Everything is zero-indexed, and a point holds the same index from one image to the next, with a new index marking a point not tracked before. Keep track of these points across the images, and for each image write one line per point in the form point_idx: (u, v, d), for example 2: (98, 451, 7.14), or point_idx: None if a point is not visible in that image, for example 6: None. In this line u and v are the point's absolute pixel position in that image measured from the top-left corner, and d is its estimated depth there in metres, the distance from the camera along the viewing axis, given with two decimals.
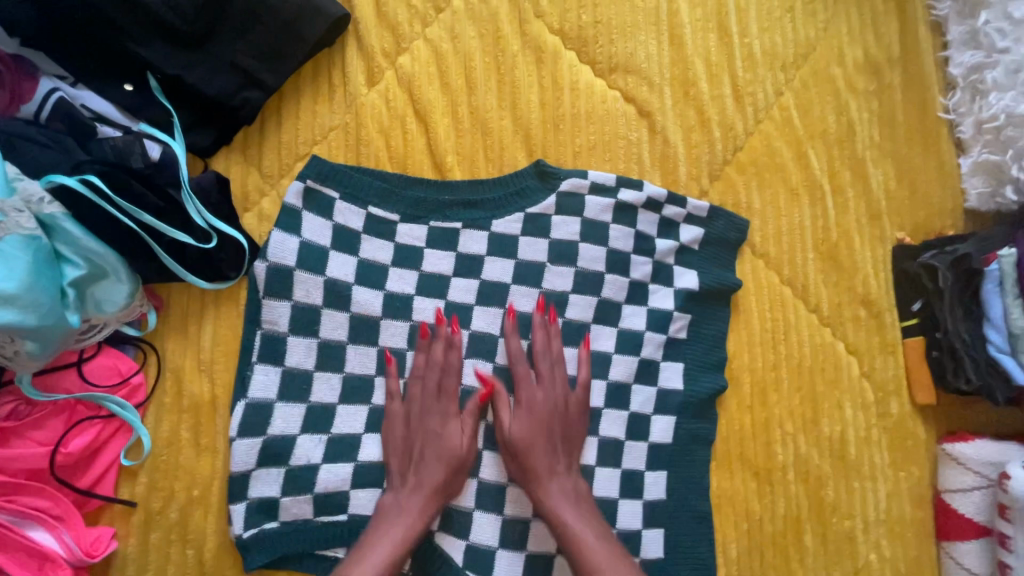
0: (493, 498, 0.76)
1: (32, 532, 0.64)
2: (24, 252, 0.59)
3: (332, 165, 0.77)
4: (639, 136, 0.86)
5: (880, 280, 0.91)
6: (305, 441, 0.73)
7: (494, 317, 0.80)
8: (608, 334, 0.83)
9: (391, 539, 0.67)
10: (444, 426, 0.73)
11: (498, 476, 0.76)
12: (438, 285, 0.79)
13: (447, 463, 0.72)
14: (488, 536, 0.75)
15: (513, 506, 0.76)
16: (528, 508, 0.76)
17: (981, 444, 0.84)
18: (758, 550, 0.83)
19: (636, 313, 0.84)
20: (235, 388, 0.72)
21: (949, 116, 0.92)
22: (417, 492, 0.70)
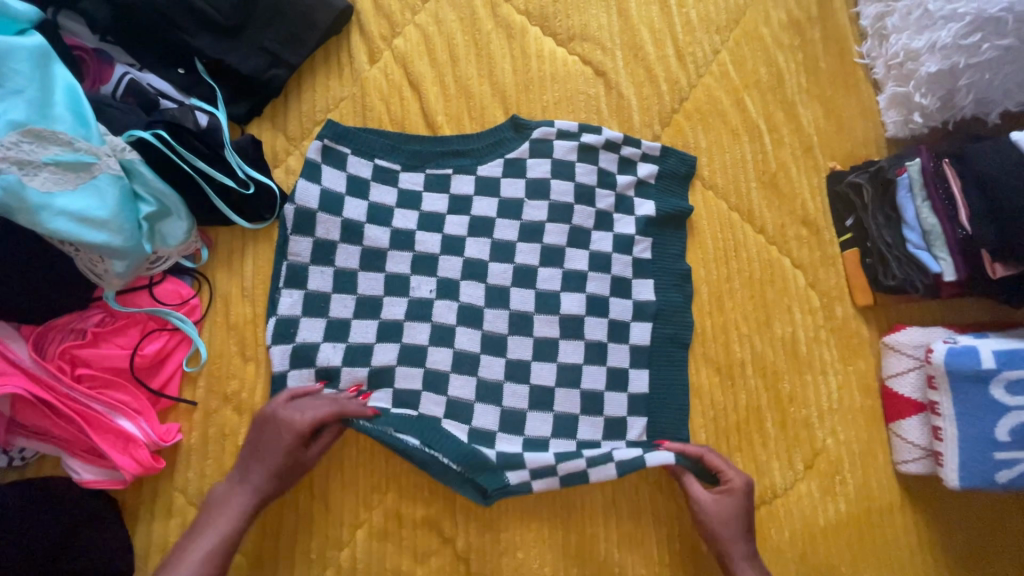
0: (492, 392, 0.90)
1: (119, 420, 0.79)
2: (113, 188, 0.76)
3: (343, 127, 0.94)
4: (597, 91, 1.02)
5: (817, 202, 1.05)
6: (326, 346, 0.88)
7: (483, 244, 0.94)
8: (582, 255, 0.96)
9: (229, 512, 0.77)
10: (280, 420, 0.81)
11: (496, 374, 0.91)
12: (434, 221, 0.94)
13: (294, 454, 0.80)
14: (490, 422, 0.89)
15: (509, 399, 0.91)
16: (523, 403, 0.91)
17: (911, 331, 0.96)
18: (723, 437, 0.96)
19: (604, 237, 0.97)
20: (267, 307, 0.88)
21: (864, 61, 1.08)
22: (260, 466, 0.79)
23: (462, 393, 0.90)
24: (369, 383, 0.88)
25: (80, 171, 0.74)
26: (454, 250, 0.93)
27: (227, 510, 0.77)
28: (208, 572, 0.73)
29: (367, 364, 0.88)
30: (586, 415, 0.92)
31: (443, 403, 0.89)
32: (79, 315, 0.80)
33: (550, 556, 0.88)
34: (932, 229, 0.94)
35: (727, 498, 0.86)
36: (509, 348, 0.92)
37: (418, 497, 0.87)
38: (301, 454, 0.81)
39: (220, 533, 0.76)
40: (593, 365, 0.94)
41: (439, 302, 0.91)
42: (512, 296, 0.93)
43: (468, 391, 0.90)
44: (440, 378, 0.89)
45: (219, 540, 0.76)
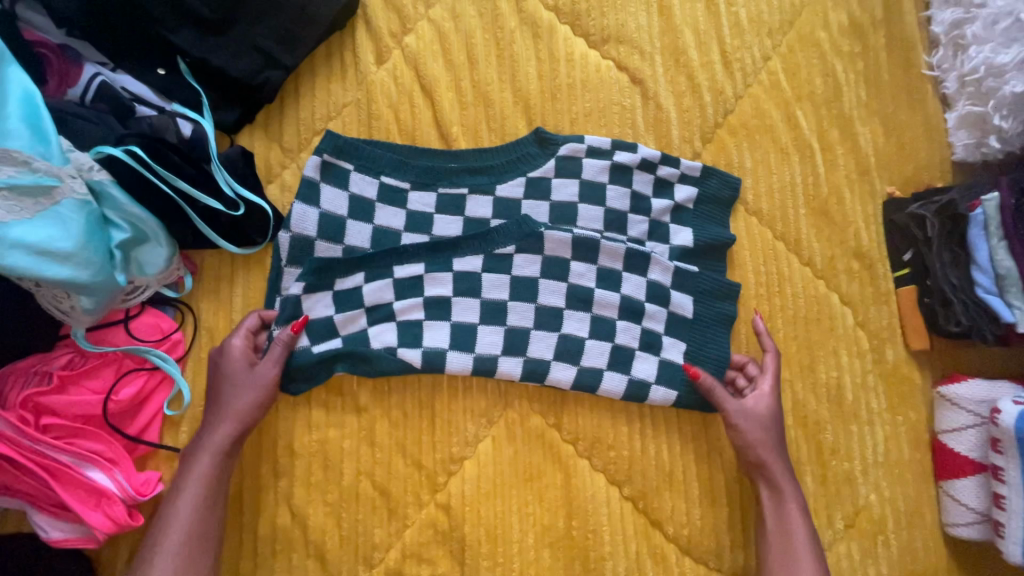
0: (518, 342, 0.82)
1: (89, 473, 0.69)
2: (78, 215, 0.66)
3: (344, 138, 0.82)
4: (633, 102, 0.91)
5: (872, 233, 0.94)
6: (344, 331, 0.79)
7: (500, 283, 0.82)
8: (611, 299, 0.84)
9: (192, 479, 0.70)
10: (221, 356, 0.75)
11: (526, 321, 0.82)
12: (441, 258, 0.81)
13: (254, 387, 0.74)
14: (512, 366, 0.81)
15: (537, 348, 0.82)
16: (548, 353, 0.82)
17: (973, 383, 0.87)
18: None
19: (636, 282, 0.85)
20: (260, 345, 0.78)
21: (933, 73, 0.96)
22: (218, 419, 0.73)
23: (489, 347, 0.81)
24: (397, 339, 0.80)
25: (39, 197, 0.63)
26: (470, 288, 0.81)
27: (188, 486, 0.70)
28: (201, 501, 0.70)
29: (394, 321, 0.80)
30: (612, 371, 0.83)
31: (471, 357, 0.80)
32: (44, 357, 0.71)
33: None
34: (1007, 274, 0.83)
35: (758, 402, 0.83)
36: (541, 291, 0.83)
37: (424, 555, 0.79)
38: (261, 383, 0.74)
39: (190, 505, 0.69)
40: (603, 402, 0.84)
41: (459, 300, 0.81)
42: (533, 340, 0.82)
43: (496, 343, 0.81)
44: (467, 333, 0.81)
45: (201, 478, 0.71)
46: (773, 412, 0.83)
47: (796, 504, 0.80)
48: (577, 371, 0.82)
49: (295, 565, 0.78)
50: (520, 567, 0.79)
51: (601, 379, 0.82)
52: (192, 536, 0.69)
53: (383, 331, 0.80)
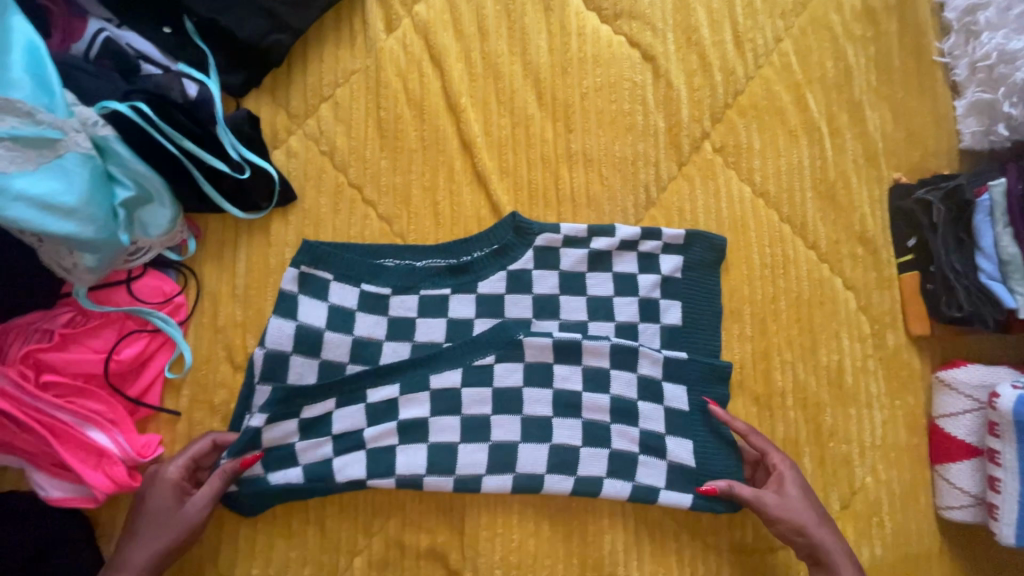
0: (505, 458, 0.78)
1: (90, 433, 0.70)
2: (83, 169, 0.64)
3: (323, 247, 0.79)
4: (644, 79, 0.90)
5: (876, 218, 0.94)
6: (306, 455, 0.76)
7: (482, 397, 0.79)
8: (600, 403, 0.81)
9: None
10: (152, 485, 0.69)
11: (511, 435, 0.79)
12: (418, 378, 0.78)
13: (177, 527, 0.68)
14: (510, 433, 0.79)
15: (527, 462, 0.78)
16: (547, 410, 0.80)
17: (971, 368, 0.88)
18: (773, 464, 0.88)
19: (627, 378, 0.82)
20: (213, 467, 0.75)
21: (944, 59, 0.96)
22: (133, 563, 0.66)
23: (471, 467, 0.77)
24: (366, 472, 0.75)
25: (43, 149, 0.62)
26: (448, 407, 0.78)
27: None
28: None
29: (363, 449, 0.76)
30: (619, 426, 0.81)
31: (451, 478, 0.77)
32: (45, 315, 0.71)
33: None
34: (1011, 260, 0.84)
35: (784, 489, 0.78)
36: (525, 402, 0.80)
37: (423, 525, 0.79)
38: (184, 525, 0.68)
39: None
40: (624, 427, 0.81)
41: (436, 421, 0.78)
42: (525, 399, 0.80)
43: (479, 462, 0.77)
44: (447, 454, 0.77)
45: None
46: (810, 498, 0.78)
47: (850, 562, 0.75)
48: (574, 481, 0.79)
49: (294, 530, 0.78)
50: (519, 540, 0.79)
51: (602, 487, 0.79)
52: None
53: (354, 460, 0.76)
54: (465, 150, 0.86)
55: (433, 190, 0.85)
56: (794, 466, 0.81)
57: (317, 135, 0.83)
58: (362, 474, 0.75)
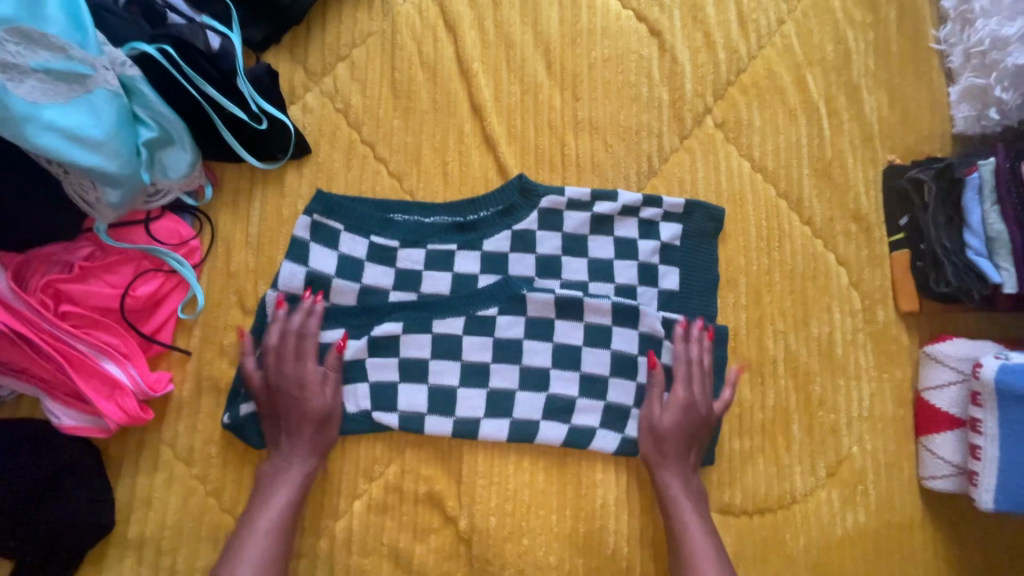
0: (503, 404, 0.82)
1: (104, 364, 0.72)
2: (111, 105, 0.67)
3: (335, 198, 0.82)
4: (650, 52, 0.94)
5: (870, 197, 0.97)
6: None
7: (482, 344, 0.82)
8: (601, 358, 0.84)
9: (279, 495, 0.73)
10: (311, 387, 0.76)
11: (509, 383, 0.82)
12: (420, 319, 0.82)
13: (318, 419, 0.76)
14: (508, 381, 0.82)
15: (523, 410, 0.82)
16: (547, 360, 0.83)
17: (957, 342, 0.91)
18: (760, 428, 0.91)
19: (628, 336, 0.85)
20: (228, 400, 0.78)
21: (940, 46, 0.99)
22: (290, 450, 0.75)
23: (469, 410, 0.81)
24: (372, 404, 0.80)
25: (74, 83, 0.65)
26: (449, 352, 0.82)
27: (266, 514, 0.72)
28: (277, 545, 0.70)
29: (368, 381, 0.80)
30: (619, 378, 0.84)
31: (451, 420, 0.81)
32: (66, 247, 0.74)
33: (556, 546, 0.81)
34: (998, 236, 0.87)
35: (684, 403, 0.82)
36: (525, 352, 0.83)
37: (421, 472, 0.81)
38: (333, 419, 0.78)
39: (261, 548, 0.70)
40: (621, 378, 0.85)
41: (436, 363, 0.81)
42: (525, 351, 0.83)
43: (478, 405, 0.81)
44: (447, 397, 0.81)
45: (277, 517, 0.72)
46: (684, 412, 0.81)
47: (679, 470, 0.80)
48: (568, 431, 0.82)
49: None
50: (514, 487, 0.82)
51: (593, 439, 0.83)
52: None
53: (360, 391, 0.80)
54: (475, 114, 0.89)
55: (443, 151, 0.88)
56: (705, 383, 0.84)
57: (332, 93, 0.86)
58: (369, 405, 0.80)
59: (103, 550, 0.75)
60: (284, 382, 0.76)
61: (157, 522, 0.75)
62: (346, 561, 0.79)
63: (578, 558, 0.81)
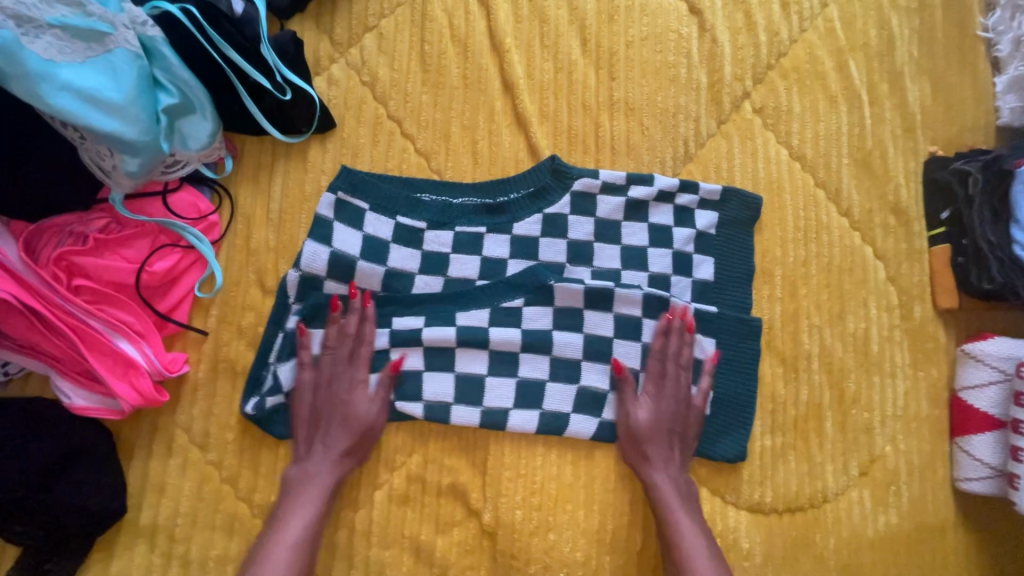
0: (532, 394, 0.79)
1: (118, 343, 0.68)
2: (131, 68, 0.63)
3: (360, 175, 0.79)
4: (689, 32, 0.90)
5: (910, 189, 0.94)
6: None
7: (510, 333, 0.79)
8: (633, 349, 0.81)
9: (311, 499, 0.70)
10: (355, 396, 0.74)
11: (539, 373, 0.79)
12: (441, 312, 0.78)
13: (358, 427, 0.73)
14: (537, 370, 0.79)
15: (553, 401, 0.79)
16: (577, 352, 0.80)
17: (998, 340, 0.88)
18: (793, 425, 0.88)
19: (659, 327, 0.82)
20: (246, 386, 0.74)
21: (987, 35, 0.96)
22: (325, 457, 0.72)
23: (497, 401, 0.78)
24: (395, 394, 0.77)
25: (92, 42, 0.62)
26: (477, 341, 0.78)
27: (298, 514, 0.69)
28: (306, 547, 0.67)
29: (390, 370, 0.77)
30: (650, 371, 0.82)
31: (478, 411, 0.78)
32: (80, 218, 0.70)
33: (582, 542, 0.78)
34: None
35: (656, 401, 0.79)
36: (555, 343, 0.80)
37: (445, 463, 0.78)
38: (375, 430, 0.74)
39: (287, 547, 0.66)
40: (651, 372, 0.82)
41: (464, 352, 0.78)
42: (555, 340, 0.80)
43: (506, 396, 0.78)
44: (474, 387, 0.78)
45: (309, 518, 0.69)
46: (659, 409, 0.78)
47: (664, 472, 0.77)
48: (598, 424, 0.80)
49: None
50: (541, 480, 0.79)
51: None
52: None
53: (381, 383, 0.77)
54: (506, 92, 0.85)
55: (473, 129, 0.84)
56: (684, 378, 0.80)
57: (359, 65, 0.82)
58: (392, 395, 0.77)
59: (113, 537, 0.71)
60: (333, 384, 0.74)
61: (170, 508, 0.72)
62: (366, 553, 0.76)
63: (605, 556, 0.78)
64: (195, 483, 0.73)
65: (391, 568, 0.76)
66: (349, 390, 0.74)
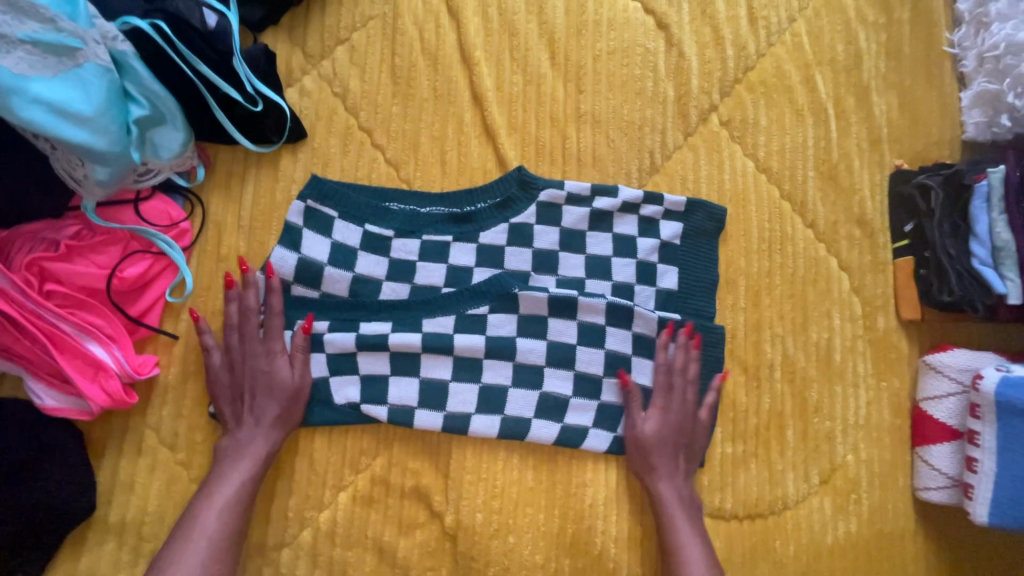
0: (495, 400, 0.81)
1: (89, 345, 0.71)
2: (101, 81, 0.66)
3: (330, 184, 0.81)
4: (657, 46, 0.92)
5: (875, 202, 0.96)
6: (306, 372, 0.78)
7: (475, 341, 0.81)
8: (594, 356, 0.83)
9: (239, 469, 0.73)
10: (274, 364, 0.76)
11: (502, 379, 0.81)
12: (408, 318, 0.80)
13: (283, 395, 0.76)
14: (501, 376, 0.81)
15: (515, 407, 0.81)
16: (540, 359, 0.82)
17: (957, 352, 0.89)
18: (755, 433, 0.90)
19: (621, 335, 0.84)
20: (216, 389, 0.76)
21: (954, 50, 0.97)
22: (252, 426, 0.74)
23: (461, 405, 0.80)
24: (361, 397, 0.79)
25: (62, 56, 0.64)
26: (441, 346, 0.80)
27: (228, 484, 0.72)
28: (237, 518, 0.71)
29: (356, 373, 0.79)
30: (612, 379, 0.83)
31: (441, 415, 0.80)
32: (53, 225, 0.72)
33: (542, 545, 0.80)
34: (1004, 246, 0.85)
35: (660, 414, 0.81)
36: (519, 350, 0.82)
37: (409, 466, 0.80)
38: (300, 396, 0.77)
39: (219, 515, 0.71)
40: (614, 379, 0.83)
41: (428, 357, 0.80)
42: (518, 347, 0.82)
43: (469, 401, 0.80)
44: (438, 392, 0.80)
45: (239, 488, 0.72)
46: (664, 418, 0.81)
47: (670, 483, 0.80)
48: (559, 429, 0.81)
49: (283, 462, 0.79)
50: (502, 485, 0.81)
51: (586, 438, 0.82)
52: (211, 556, 0.69)
53: (348, 387, 0.79)
54: (475, 104, 0.87)
55: (441, 140, 0.86)
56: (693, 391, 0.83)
57: (330, 77, 0.84)
58: (357, 398, 0.79)
59: (84, 534, 0.74)
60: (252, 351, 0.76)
61: (139, 506, 0.74)
62: (330, 552, 0.78)
63: (564, 559, 0.80)
64: (163, 482, 0.75)
65: (355, 568, 0.78)
66: (268, 358, 0.76)
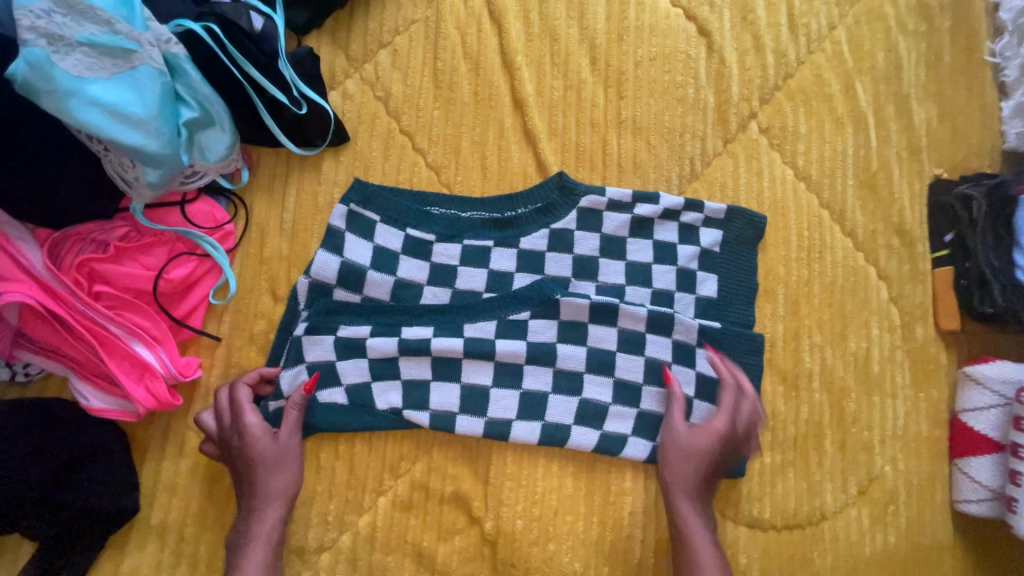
0: (536, 406, 0.80)
1: (135, 346, 0.71)
2: (156, 83, 0.66)
3: (372, 187, 0.81)
4: (698, 53, 0.92)
5: (914, 211, 0.95)
6: (347, 376, 0.78)
7: (517, 348, 0.80)
8: (635, 363, 0.82)
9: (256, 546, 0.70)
10: (257, 439, 0.72)
11: (543, 385, 0.81)
12: (449, 323, 0.80)
13: (286, 464, 0.73)
14: (542, 382, 0.81)
15: (555, 413, 0.81)
16: (582, 365, 0.81)
17: (1003, 364, 0.88)
18: (793, 443, 0.89)
19: (661, 342, 0.83)
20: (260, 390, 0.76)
21: (995, 59, 0.97)
22: (255, 514, 0.71)
23: (502, 411, 0.80)
24: (403, 402, 0.78)
25: (118, 58, 0.64)
26: (483, 352, 0.80)
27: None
28: None
29: (398, 378, 0.79)
30: (652, 386, 0.82)
31: (482, 421, 0.79)
32: (102, 226, 0.73)
33: (582, 552, 0.80)
34: None
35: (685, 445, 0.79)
36: (559, 356, 0.81)
37: (448, 471, 0.80)
38: (289, 458, 0.74)
39: None
40: (654, 388, 0.83)
41: (471, 362, 0.80)
42: (559, 353, 0.81)
43: (510, 407, 0.80)
44: (479, 397, 0.80)
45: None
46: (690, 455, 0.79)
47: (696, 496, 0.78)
48: (599, 437, 0.81)
49: (323, 466, 0.79)
50: (542, 492, 0.80)
51: (625, 445, 0.81)
52: None
53: (390, 392, 0.78)
54: (516, 108, 0.87)
55: (483, 145, 0.86)
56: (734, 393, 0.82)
57: (373, 81, 0.84)
58: (400, 404, 0.78)
59: (125, 537, 0.73)
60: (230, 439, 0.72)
61: (180, 509, 0.74)
62: (369, 557, 0.78)
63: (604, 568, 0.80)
64: (205, 486, 0.75)
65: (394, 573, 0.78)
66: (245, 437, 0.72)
